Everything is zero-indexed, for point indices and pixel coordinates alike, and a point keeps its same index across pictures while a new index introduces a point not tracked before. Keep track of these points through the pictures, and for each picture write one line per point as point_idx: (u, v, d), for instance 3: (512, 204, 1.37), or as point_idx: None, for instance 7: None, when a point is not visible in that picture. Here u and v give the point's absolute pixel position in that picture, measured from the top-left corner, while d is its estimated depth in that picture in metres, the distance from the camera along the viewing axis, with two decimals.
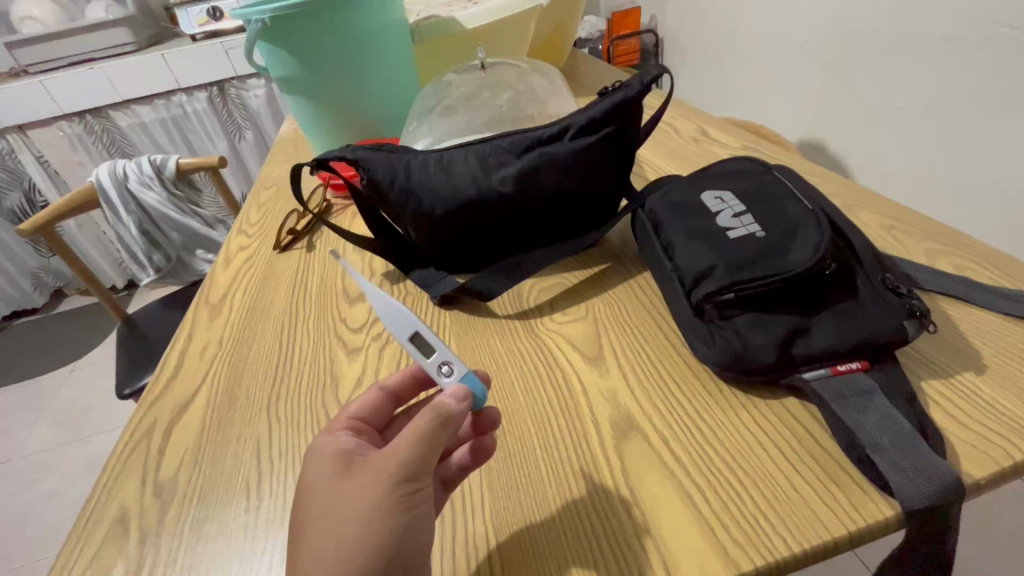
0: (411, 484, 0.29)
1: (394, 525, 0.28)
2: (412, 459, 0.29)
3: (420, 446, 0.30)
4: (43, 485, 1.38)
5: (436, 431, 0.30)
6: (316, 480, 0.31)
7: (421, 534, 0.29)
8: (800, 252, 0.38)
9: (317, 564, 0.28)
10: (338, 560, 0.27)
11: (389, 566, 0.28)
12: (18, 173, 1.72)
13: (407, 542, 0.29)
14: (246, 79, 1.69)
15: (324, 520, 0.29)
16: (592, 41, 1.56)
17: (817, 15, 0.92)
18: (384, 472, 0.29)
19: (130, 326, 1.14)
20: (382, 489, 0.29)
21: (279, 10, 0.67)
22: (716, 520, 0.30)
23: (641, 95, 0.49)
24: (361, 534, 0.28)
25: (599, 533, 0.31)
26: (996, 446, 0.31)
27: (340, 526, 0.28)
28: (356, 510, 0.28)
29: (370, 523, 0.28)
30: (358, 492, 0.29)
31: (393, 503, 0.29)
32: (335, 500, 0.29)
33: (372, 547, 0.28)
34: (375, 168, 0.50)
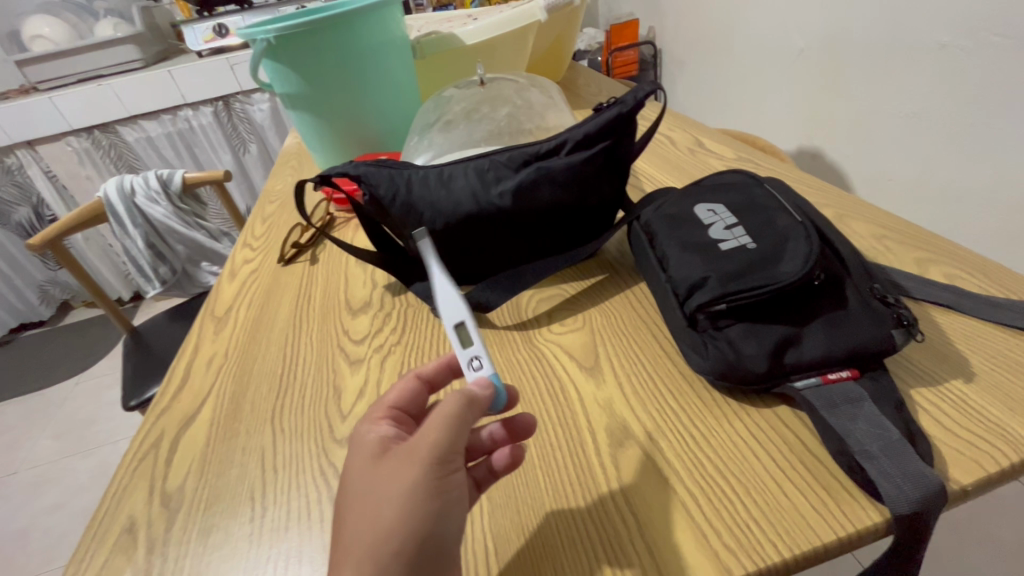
0: (442, 467, 0.30)
1: (427, 509, 0.29)
2: (442, 443, 0.30)
3: (449, 430, 0.30)
4: (48, 496, 1.39)
5: (462, 416, 0.31)
6: (353, 465, 0.32)
7: (453, 519, 0.30)
8: (790, 263, 0.39)
9: (356, 546, 0.28)
10: (374, 540, 0.28)
11: (421, 547, 0.28)
12: (27, 188, 1.75)
13: (439, 526, 0.29)
14: (251, 93, 1.72)
15: (358, 505, 0.30)
16: (591, 53, 1.59)
17: (811, 25, 0.94)
18: (415, 456, 0.30)
19: (136, 337, 1.16)
20: (413, 474, 0.29)
21: (283, 30, 0.69)
22: (709, 526, 0.31)
23: (636, 111, 0.50)
24: (393, 517, 0.28)
25: (599, 536, 0.32)
26: (984, 453, 0.32)
27: (374, 509, 0.29)
28: (389, 494, 0.29)
29: (403, 506, 0.29)
30: (392, 477, 0.30)
31: (426, 488, 0.29)
32: (370, 484, 0.30)
33: (405, 533, 0.28)
34: (377, 184, 0.51)
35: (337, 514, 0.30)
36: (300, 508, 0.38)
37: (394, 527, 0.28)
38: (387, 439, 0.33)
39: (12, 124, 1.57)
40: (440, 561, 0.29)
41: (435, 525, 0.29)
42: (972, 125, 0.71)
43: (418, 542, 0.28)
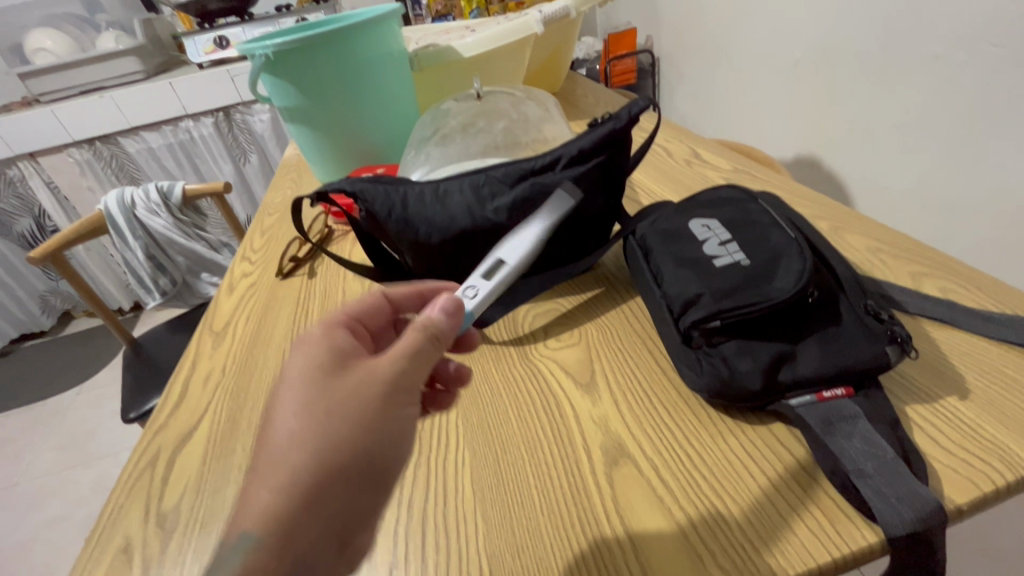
0: (402, 395, 0.33)
1: (380, 428, 0.32)
2: (408, 372, 0.34)
3: (417, 360, 0.34)
4: (48, 509, 1.39)
5: (432, 345, 0.35)
6: (301, 371, 0.33)
7: (403, 444, 0.33)
8: (783, 280, 0.39)
9: (298, 447, 0.30)
10: (322, 446, 0.30)
11: (366, 463, 0.31)
12: (28, 199, 1.76)
13: (385, 449, 0.32)
14: (251, 104, 1.73)
15: (304, 413, 0.31)
16: (589, 61, 1.60)
17: (807, 34, 0.94)
18: (378, 378, 0.33)
19: (136, 348, 1.16)
20: (377, 396, 0.32)
21: (281, 45, 0.70)
22: (704, 544, 0.31)
23: (630, 126, 0.51)
24: (347, 431, 0.31)
25: (574, 534, 0.33)
26: (979, 472, 0.32)
27: (324, 420, 0.31)
28: (347, 409, 0.31)
29: (358, 424, 0.31)
30: (351, 391, 0.32)
31: (383, 407, 0.32)
32: (324, 394, 0.32)
33: (355, 446, 0.31)
34: (373, 200, 0.51)
35: (274, 417, 0.31)
36: None
37: (346, 443, 0.31)
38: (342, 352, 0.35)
39: (14, 136, 1.58)
40: (379, 479, 0.32)
41: (382, 446, 0.32)
42: (968, 135, 0.71)
43: (364, 459, 0.31)
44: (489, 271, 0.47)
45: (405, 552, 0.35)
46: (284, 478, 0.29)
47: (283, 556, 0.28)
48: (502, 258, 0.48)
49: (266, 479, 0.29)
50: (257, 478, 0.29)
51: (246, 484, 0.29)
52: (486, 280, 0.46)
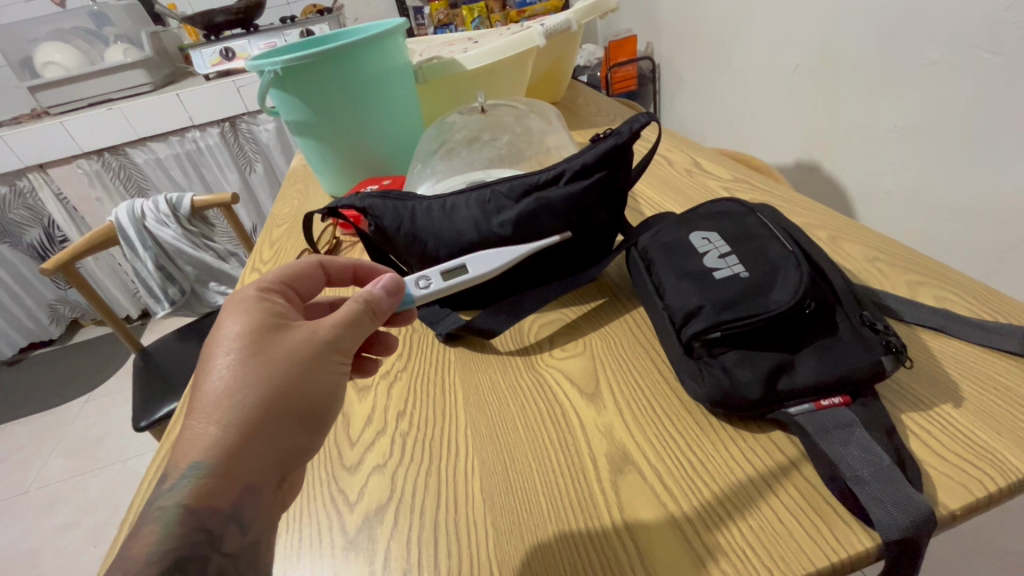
0: (338, 355, 0.39)
1: (318, 379, 0.37)
2: (346, 335, 0.39)
3: (355, 325, 0.40)
4: (58, 516, 1.40)
5: (370, 317, 0.41)
6: (241, 327, 0.36)
7: (336, 397, 0.39)
8: (781, 292, 0.40)
9: (241, 391, 0.33)
10: (264, 391, 0.34)
11: (304, 410, 0.36)
12: (38, 210, 1.79)
13: (321, 398, 0.37)
14: (257, 114, 1.75)
15: (248, 361, 0.35)
16: (590, 68, 1.63)
17: (805, 41, 0.96)
18: (320, 338, 0.38)
19: (146, 356, 1.18)
20: (317, 352, 0.37)
21: (289, 62, 0.72)
22: (700, 544, 0.33)
23: (630, 142, 0.52)
24: (291, 381, 0.35)
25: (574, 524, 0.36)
26: (971, 478, 0.33)
27: (267, 370, 0.35)
28: (290, 362, 0.36)
29: (300, 375, 0.36)
30: (293, 346, 0.37)
31: (321, 363, 0.38)
32: (267, 347, 0.36)
33: (296, 394, 0.36)
34: (382, 215, 0.53)
35: (215, 364, 0.35)
36: (311, 536, 0.39)
37: (288, 391, 0.35)
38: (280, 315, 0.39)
39: (24, 148, 1.60)
40: (312, 423, 0.37)
41: (319, 396, 0.37)
42: (964, 141, 0.73)
43: (303, 405, 0.36)
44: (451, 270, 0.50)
45: (419, 559, 0.36)
46: (230, 417, 0.33)
47: (233, 481, 0.32)
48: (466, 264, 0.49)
49: (211, 416, 0.33)
50: (199, 416, 0.33)
51: (190, 420, 0.33)
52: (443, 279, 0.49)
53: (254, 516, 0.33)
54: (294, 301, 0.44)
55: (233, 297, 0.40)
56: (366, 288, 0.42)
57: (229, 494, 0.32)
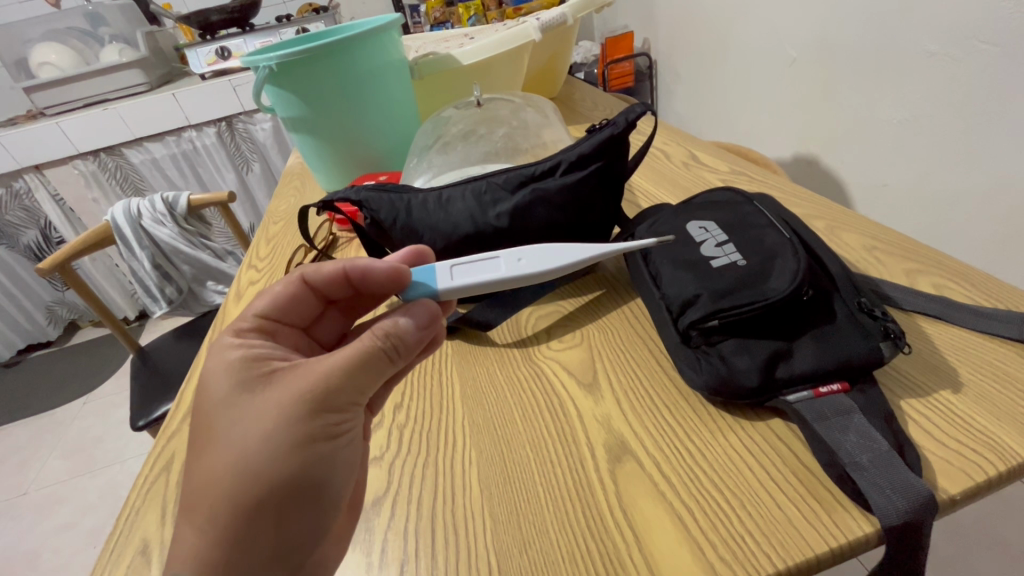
0: (328, 417, 0.35)
1: (302, 454, 0.34)
2: (337, 390, 0.35)
3: (346, 375, 0.35)
4: (57, 517, 1.40)
5: (382, 354, 0.37)
6: (220, 408, 0.36)
7: (332, 466, 0.36)
8: (778, 279, 0.40)
9: (216, 491, 0.33)
10: (240, 485, 0.33)
11: (294, 489, 0.34)
12: (34, 211, 1.78)
13: (311, 473, 0.35)
14: (253, 113, 1.75)
15: (221, 454, 0.34)
16: (587, 65, 1.62)
17: (802, 33, 0.96)
18: (294, 410, 0.34)
19: (143, 356, 1.18)
20: (293, 425, 0.34)
21: (284, 57, 0.71)
22: (700, 537, 0.32)
23: (627, 133, 0.52)
24: (263, 468, 0.33)
25: (579, 530, 0.34)
26: (971, 463, 0.33)
27: (235, 464, 0.33)
28: (259, 448, 0.34)
29: (274, 459, 0.34)
30: (267, 421, 0.34)
31: (303, 434, 0.34)
32: (239, 434, 0.34)
33: (275, 478, 0.34)
34: (378, 208, 0.53)
35: (200, 459, 0.35)
36: None
37: (262, 480, 0.33)
38: (265, 373, 0.37)
39: (20, 149, 1.60)
40: (313, 496, 0.35)
41: (309, 472, 0.35)
42: (961, 133, 0.73)
43: (287, 487, 0.34)
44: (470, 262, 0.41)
45: (415, 549, 0.36)
46: (208, 522, 0.33)
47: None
48: (520, 258, 0.40)
49: (193, 521, 0.33)
50: (185, 519, 0.33)
51: (181, 522, 0.34)
52: (453, 273, 0.40)
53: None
54: (283, 335, 0.43)
55: (216, 350, 0.38)
56: (392, 316, 0.38)
57: None
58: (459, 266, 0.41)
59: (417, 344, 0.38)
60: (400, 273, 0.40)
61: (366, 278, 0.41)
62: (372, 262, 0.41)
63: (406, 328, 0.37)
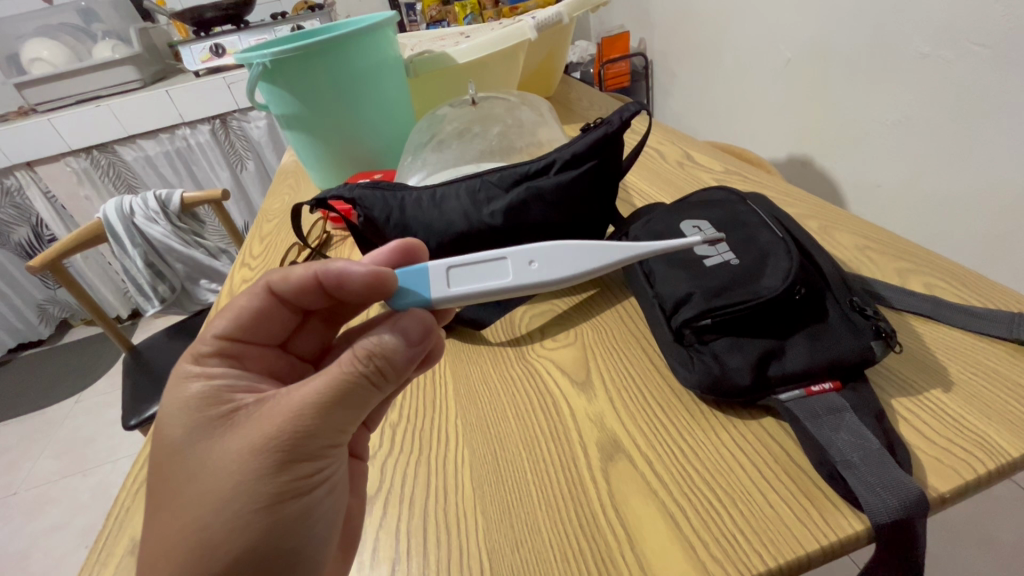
0: (297, 468, 0.33)
1: (272, 510, 0.32)
2: (306, 438, 0.32)
3: (319, 417, 0.32)
4: (48, 517, 1.39)
5: (361, 386, 0.33)
6: (184, 454, 0.33)
7: (306, 522, 0.33)
8: (771, 279, 0.40)
9: (178, 552, 0.31)
10: (203, 546, 0.31)
11: (265, 550, 0.32)
12: (26, 209, 1.77)
13: (281, 533, 0.32)
14: (248, 111, 1.74)
15: (184, 510, 0.32)
16: (583, 65, 1.62)
17: (797, 33, 0.96)
18: (258, 465, 0.32)
19: (135, 355, 1.17)
20: (259, 479, 0.32)
21: (278, 54, 0.71)
22: (689, 533, 0.32)
23: (621, 131, 0.52)
24: (224, 531, 0.31)
25: (575, 537, 0.34)
26: (960, 461, 0.33)
27: (197, 526, 0.31)
28: (221, 509, 0.31)
29: (238, 521, 0.31)
30: (230, 474, 0.32)
31: (272, 488, 0.32)
32: (200, 492, 0.32)
33: (241, 539, 0.31)
34: (372, 206, 0.53)
35: (164, 511, 0.33)
36: None
37: (224, 544, 0.31)
38: (229, 416, 0.34)
39: (11, 146, 1.58)
40: (287, 556, 0.33)
41: (277, 533, 0.32)
42: (953, 134, 0.73)
43: (253, 552, 0.32)
44: (469, 264, 0.37)
45: (407, 547, 0.36)
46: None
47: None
48: (531, 261, 0.36)
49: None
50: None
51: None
52: (450, 280, 0.37)
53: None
54: (251, 357, 0.41)
55: (177, 387, 0.36)
56: (376, 332, 0.35)
57: None
58: (456, 269, 0.37)
59: (409, 359, 0.35)
60: (382, 278, 0.36)
61: (341, 284, 0.38)
62: (347, 267, 0.37)
63: (393, 345, 0.34)
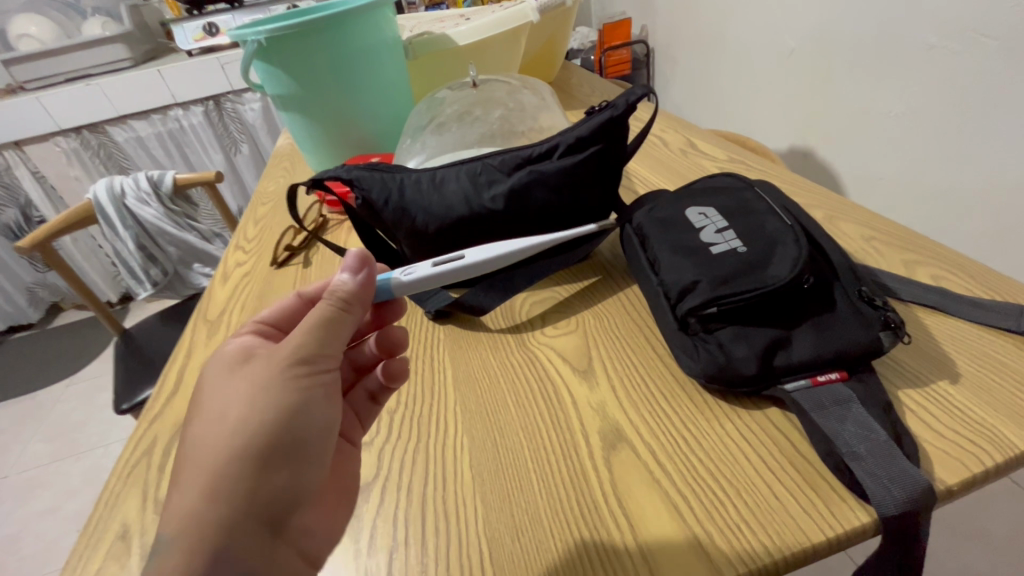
0: (306, 371, 0.35)
1: (287, 402, 0.34)
2: (308, 346, 0.35)
3: (315, 331, 0.36)
4: (40, 501, 1.38)
5: (337, 310, 0.36)
6: (202, 380, 0.36)
7: (316, 420, 0.36)
8: (779, 267, 0.39)
9: (200, 454, 0.32)
10: (224, 440, 0.32)
11: (281, 441, 0.34)
12: (14, 190, 1.73)
13: (295, 424, 0.34)
14: (242, 93, 1.70)
15: (204, 418, 0.34)
16: (583, 52, 1.59)
17: (803, 22, 0.94)
18: (274, 366, 0.35)
19: (127, 339, 1.15)
20: (272, 377, 0.34)
21: (273, 32, 0.68)
22: (682, 505, 0.33)
23: (627, 115, 0.51)
24: (244, 421, 0.33)
25: (572, 514, 0.34)
26: (968, 453, 0.33)
27: (219, 426, 0.33)
28: (239, 407, 0.33)
29: (256, 412, 0.33)
30: (247, 383, 0.34)
31: (285, 384, 0.34)
32: (223, 398, 0.34)
33: (259, 429, 0.33)
34: (370, 187, 0.51)
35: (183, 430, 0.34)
36: None
37: (248, 431, 0.33)
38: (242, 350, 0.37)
39: None
40: (300, 448, 0.35)
41: (292, 423, 0.34)
42: (958, 127, 0.72)
43: (271, 439, 0.33)
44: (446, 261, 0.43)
45: (404, 537, 0.35)
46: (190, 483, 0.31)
47: (199, 538, 0.30)
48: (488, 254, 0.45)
49: (177, 486, 0.32)
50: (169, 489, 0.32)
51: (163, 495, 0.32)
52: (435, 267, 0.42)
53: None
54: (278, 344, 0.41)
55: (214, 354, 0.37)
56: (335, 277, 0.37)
57: (205, 558, 0.30)
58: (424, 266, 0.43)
59: (367, 293, 0.38)
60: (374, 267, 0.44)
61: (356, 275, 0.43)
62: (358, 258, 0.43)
63: (342, 278, 0.37)
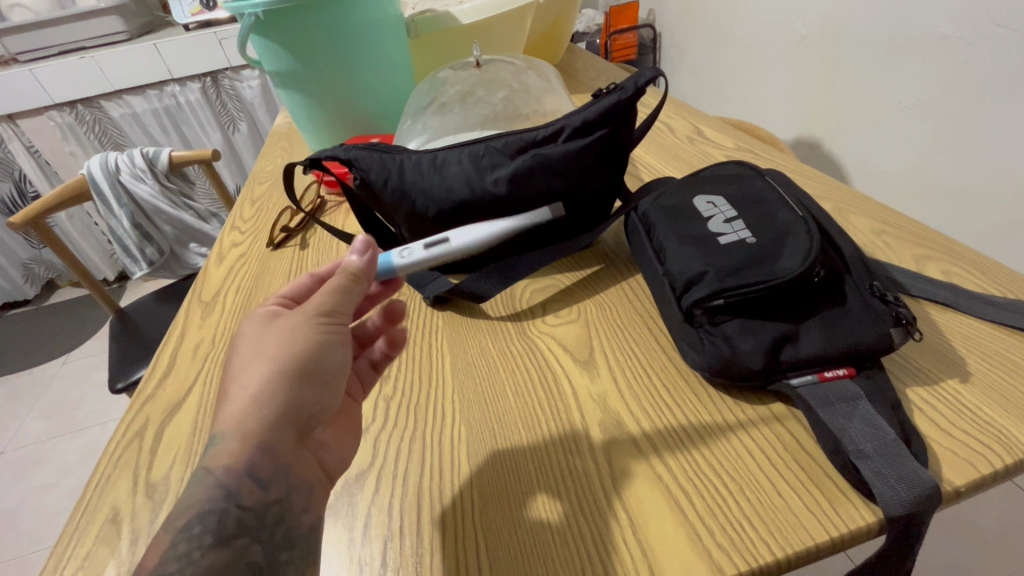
0: (328, 320, 0.37)
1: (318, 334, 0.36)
2: (331, 300, 0.37)
3: (336, 288, 0.37)
4: (37, 478, 1.38)
5: (346, 282, 0.38)
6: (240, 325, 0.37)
7: (342, 355, 0.37)
8: (790, 259, 0.38)
9: (243, 374, 0.33)
10: (265, 360, 0.33)
11: (313, 368, 0.35)
12: (7, 163, 1.70)
13: (326, 353, 0.36)
14: (240, 70, 1.67)
15: (245, 348, 0.35)
16: (589, 35, 1.55)
17: (815, 8, 0.91)
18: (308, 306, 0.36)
19: (123, 318, 1.14)
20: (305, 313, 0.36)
21: (270, 5, 0.66)
22: (677, 485, 0.33)
23: (636, 98, 0.49)
24: (283, 344, 0.34)
25: (572, 502, 0.33)
26: (978, 454, 0.32)
27: (260, 351, 0.34)
28: (279, 334, 0.35)
29: (295, 337, 0.35)
30: (283, 324, 0.36)
31: (317, 322, 0.36)
32: (258, 335, 0.36)
33: (296, 353, 0.34)
34: (369, 168, 0.50)
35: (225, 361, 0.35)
36: None
37: (289, 350, 0.34)
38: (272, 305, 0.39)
39: None
40: (326, 376, 0.36)
41: (323, 353, 0.36)
42: (970, 120, 0.71)
43: (307, 361, 0.34)
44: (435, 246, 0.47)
45: (399, 527, 0.34)
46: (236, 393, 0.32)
47: (250, 434, 0.31)
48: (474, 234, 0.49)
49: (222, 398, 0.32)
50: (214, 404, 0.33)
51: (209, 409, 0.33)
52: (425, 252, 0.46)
53: (275, 469, 0.31)
54: None
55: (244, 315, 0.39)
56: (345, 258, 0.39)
57: (249, 450, 0.30)
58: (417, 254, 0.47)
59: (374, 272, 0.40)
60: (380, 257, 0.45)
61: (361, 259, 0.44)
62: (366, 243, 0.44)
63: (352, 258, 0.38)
